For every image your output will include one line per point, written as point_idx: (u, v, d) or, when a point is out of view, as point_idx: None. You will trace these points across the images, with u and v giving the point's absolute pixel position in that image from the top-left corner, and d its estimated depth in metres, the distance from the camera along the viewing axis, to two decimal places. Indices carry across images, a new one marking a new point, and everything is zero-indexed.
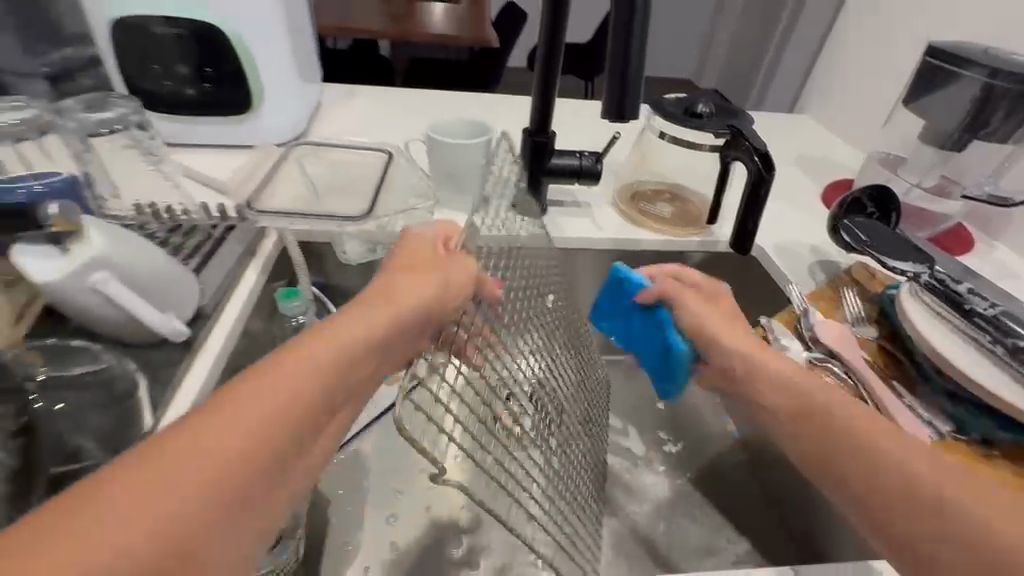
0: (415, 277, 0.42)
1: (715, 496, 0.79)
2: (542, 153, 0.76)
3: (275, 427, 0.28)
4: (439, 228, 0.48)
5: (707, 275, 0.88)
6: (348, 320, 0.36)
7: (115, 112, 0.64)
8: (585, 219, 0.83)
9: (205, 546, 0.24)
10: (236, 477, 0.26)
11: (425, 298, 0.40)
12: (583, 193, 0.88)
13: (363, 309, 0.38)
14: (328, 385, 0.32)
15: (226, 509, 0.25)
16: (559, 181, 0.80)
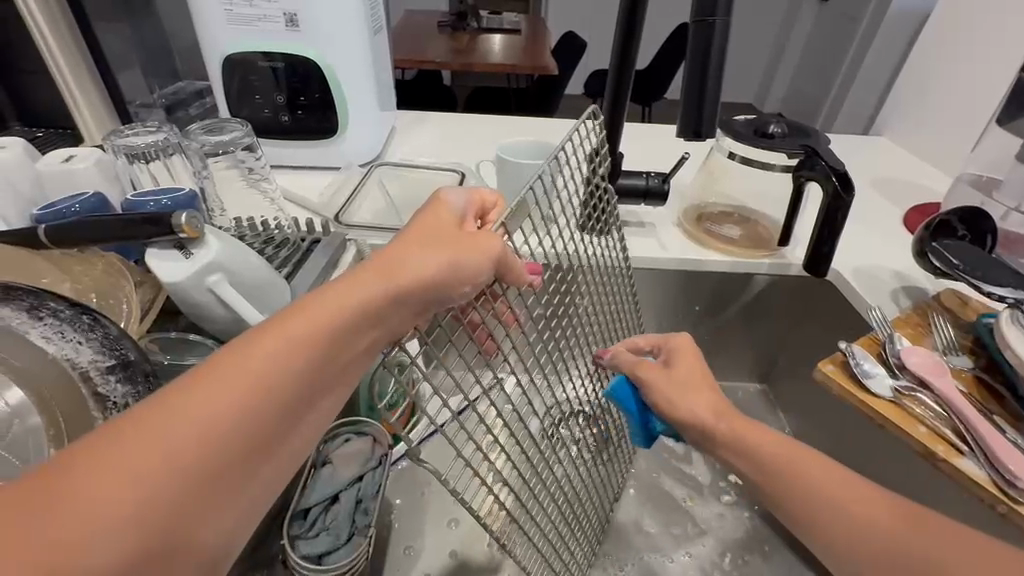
0: (430, 249, 0.39)
1: (787, 533, 0.76)
2: (608, 174, 0.78)
3: (258, 410, 0.30)
4: (470, 196, 0.46)
5: (779, 304, 0.87)
6: (351, 296, 0.35)
7: (229, 136, 0.71)
8: (650, 239, 0.83)
9: (191, 512, 0.27)
10: (220, 445, 0.28)
11: (435, 278, 0.38)
12: (647, 213, 0.88)
13: (371, 282, 0.36)
14: (316, 357, 0.33)
15: (213, 488, 0.28)
16: (625, 201, 0.81)
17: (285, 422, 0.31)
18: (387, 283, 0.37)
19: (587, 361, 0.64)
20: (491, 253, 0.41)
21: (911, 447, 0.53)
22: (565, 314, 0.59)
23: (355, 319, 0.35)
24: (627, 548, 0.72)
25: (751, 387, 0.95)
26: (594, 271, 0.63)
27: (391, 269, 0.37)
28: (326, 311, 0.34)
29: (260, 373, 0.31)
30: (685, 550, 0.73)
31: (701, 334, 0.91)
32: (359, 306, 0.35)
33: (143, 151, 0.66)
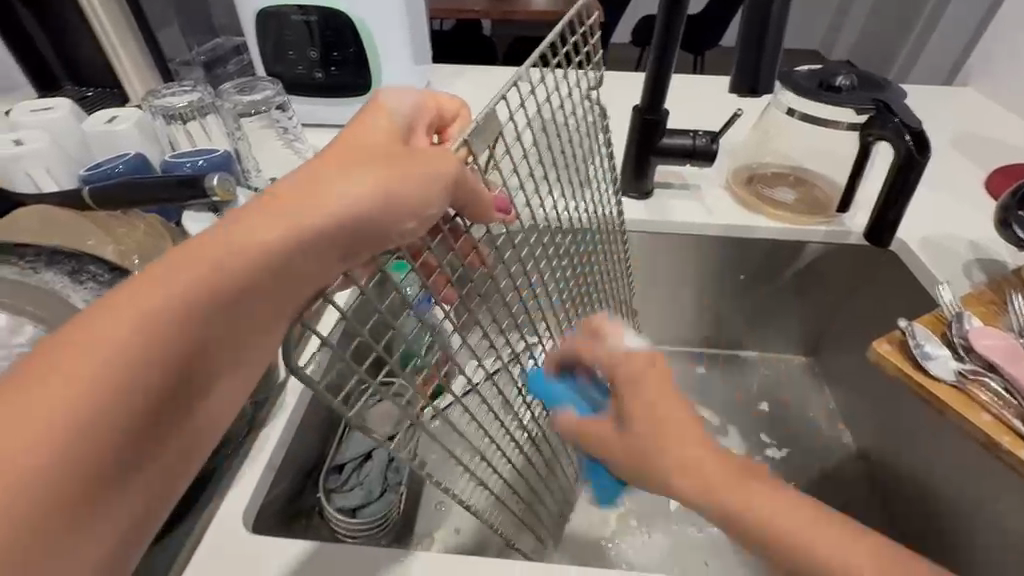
0: (357, 176, 0.33)
1: None
2: (651, 132, 0.73)
3: (150, 367, 0.27)
4: (410, 100, 0.40)
5: (830, 274, 0.81)
6: (267, 232, 0.31)
7: (262, 95, 0.70)
8: (695, 202, 0.78)
9: (82, 490, 0.25)
10: (111, 414, 0.26)
11: (362, 217, 0.33)
12: (693, 174, 0.83)
13: (287, 215, 0.32)
14: (211, 305, 0.29)
15: (128, 443, 0.26)
16: (669, 162, 0.76)
17: (190, 380, 0.29)
18: (305, 220, 0.32)
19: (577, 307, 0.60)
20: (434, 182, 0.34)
21: (971, 436, 0.49)
22: (546, 260, 0.53)
23: (273, 260, 0.31)
24: (656, 516, 0.73)
25: (796, 359, 0.91)
26: (576, 211, 0.58)
27: (310, 199, 0.32)
28: (240, 249, 0.30)
29: (150, 324, 0.27)
30: (715, 522, 0.73)
31: (743, 302, 0.87)
32: (279, 244, 0.31)
33: (180, 112, 0.67)
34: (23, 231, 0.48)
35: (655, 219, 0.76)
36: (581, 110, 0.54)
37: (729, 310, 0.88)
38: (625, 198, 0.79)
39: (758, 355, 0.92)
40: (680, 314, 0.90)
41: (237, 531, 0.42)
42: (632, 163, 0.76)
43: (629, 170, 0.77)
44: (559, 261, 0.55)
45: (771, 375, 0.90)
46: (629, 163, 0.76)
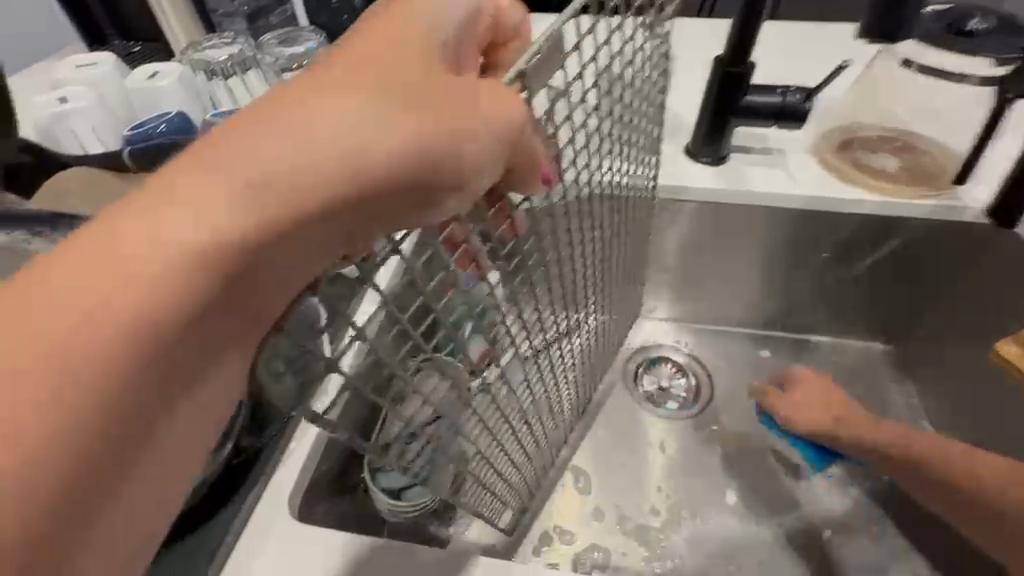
0: (391, 104, 0.24)
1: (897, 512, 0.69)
2: (734, 88, 0.64)
3: (146, 358, 0.21)
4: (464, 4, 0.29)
5: (930, 257, 0.71)
6: (264, 171, 0.22)
7: (303, 47, 0.65)
8: (778, 171, 0.70)
9: (81, 501, 0.21)
10: (102, 419, 0.21)
11: (392, 171, 0.23)
12: (775, 137, 0.73)
13: (292, 147, 0.22)
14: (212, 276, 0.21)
15: (111, 440, 0.21)
16: (751, 123, 0.67)
17: (197, 368, 0.23)
18: (314, 161, 0.22)
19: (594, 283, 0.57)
20: (495, 131, 0.26)
21: None
22: (583, 237, 0.50)
23: (272, 216, 0.22)
24: (712, 509, 0.70)
25: (876, 347, 0.83)
26: (619, 186, 0.53)
27: (322, 129, 0.22)
28: (233, 190, 0.21)
29: (138, 298, 0.20)
30: (778, 521, 0.69)
31: (821, 283, 0.79)
32: (284, 194, 0.22)
33: (221, 68, 0.64)
34: (71, 195, 0.49)
35: (731, 189, 0.68)
36: (643, 71, 0.49)
37: (803, 292, 0.80)
38: (696, 164, 0.70)
39: (831, 341, 0.85)
40: (747, 294, 0.82)
41: (282, 518, 0.41)
42: (708, 124, 0.67)
43: (703, 132, 0.68)
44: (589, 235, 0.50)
45: (844, 363, 0.83)
46: (704, 124, 0.67)
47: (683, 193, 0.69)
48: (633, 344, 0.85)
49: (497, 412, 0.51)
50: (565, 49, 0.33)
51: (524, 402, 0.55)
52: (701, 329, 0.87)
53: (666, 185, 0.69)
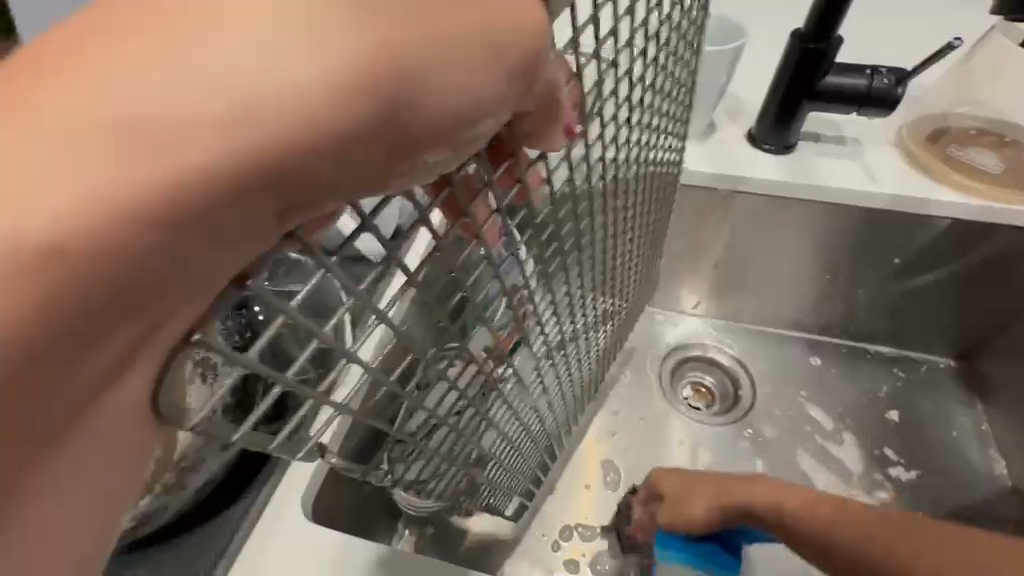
0: None
1: None
2: (812, 67, 0.56)
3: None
4: None
5: (1015, 273, 0.65)
6: (137, 117, 0.11)
7: None
8: (853, 164, 0.62)
9: None
10: None
11: (408, 51, 0.13)
12: (852, 125, 0.65)
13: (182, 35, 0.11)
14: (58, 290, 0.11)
15: None
16: (829, 108, 0.59)
17: (60, 437, 0.13)
18: (193, 103, 0.11)
19: (615, 271, 0.52)
20: (494, 42, 0.14)
21: None
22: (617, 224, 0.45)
23: (115, 191, 0.11)
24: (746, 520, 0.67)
25: (941, 363, 0.77)
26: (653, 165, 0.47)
27: (208, 25, 0.11)
28: (67, 153, 0.11)
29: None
30: None
31: (888, 290, 0.72)
32: (192, 151, 0.11)
33: None
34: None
35: (799, 181, 0.61)
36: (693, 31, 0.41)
37: (864, 300, 0.74)
38: (760, 151, 0.63)
39: (891, 352, 0.78)
40: (802, 299, 0.76)
41: (295, 530, 0.39)
42: (778, 107, 0.60)
43: (771, 116, 0.61)
44: (620, 217, 0.44)
45: (902, 378, 0.78)
46: (773, 108, 0.60)
47: (725, 177, 0.62)
48: (671, 340, 0.80)
49: (515, 411, 0.46)
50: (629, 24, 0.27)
51: (538, 398, 0.50)
52: (745, 330, 0.81)
53: (726, 173, 0.62)
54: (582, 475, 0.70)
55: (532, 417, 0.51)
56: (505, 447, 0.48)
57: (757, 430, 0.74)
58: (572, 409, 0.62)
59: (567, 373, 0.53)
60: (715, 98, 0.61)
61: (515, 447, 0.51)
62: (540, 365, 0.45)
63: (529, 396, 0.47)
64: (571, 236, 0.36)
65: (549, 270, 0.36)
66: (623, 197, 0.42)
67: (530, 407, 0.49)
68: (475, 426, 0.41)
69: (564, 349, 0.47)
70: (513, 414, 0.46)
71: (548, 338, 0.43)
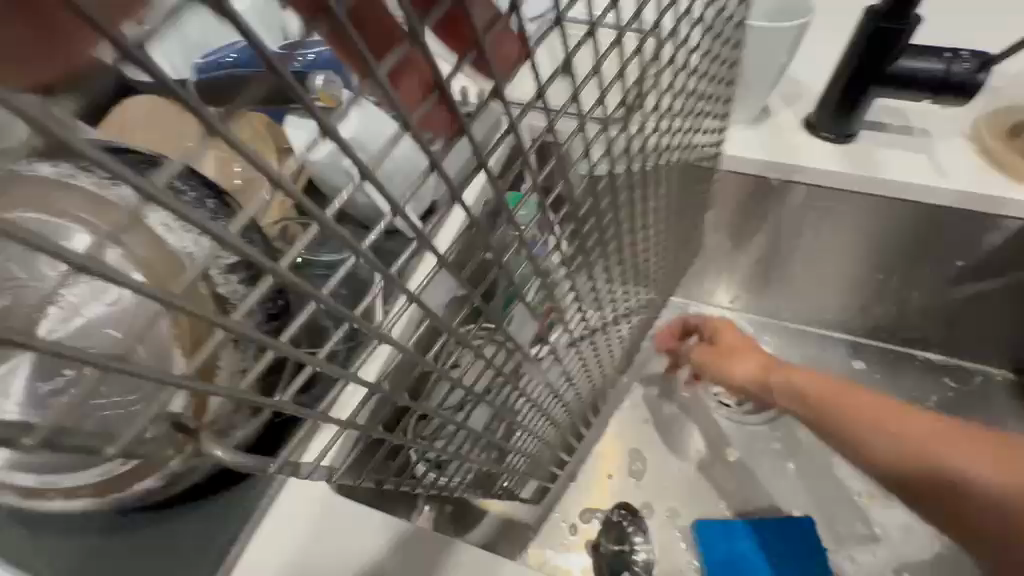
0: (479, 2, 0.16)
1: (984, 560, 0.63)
2: (883, 48, 0.52)
3: None
4: None
5: None
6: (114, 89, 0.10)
7: None
8: (919, 156, 0.58)
9: None
10: None
11: None
12: (921, 115, 0.60)
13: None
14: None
15: None
16: (897, 94, 0.55)
17: None
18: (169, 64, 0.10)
19: (641, 266, 0.51)
20: None
21: None
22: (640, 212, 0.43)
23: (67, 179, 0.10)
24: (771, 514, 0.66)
25: (996, 375, 0.73)
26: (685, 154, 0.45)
27: None
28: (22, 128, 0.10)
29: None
30: (848, 553, 0.64)
31: (945, 295, 0.68)
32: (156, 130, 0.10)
33: None
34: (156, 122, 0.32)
35: (856, 173, 0.57)
36: (733, 12, 0.40)
37: (917, 303, 0.69)
38: (816, 139, 0.59)
39: (942, 359, 0.74)
40: (850, 297, 0.72)
41: None
42: (841, 92, 0.56)
43: (831, 102, 0.57)
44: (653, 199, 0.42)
45: (951, 388, 0.73)
46: (835, 93, 0.56)
47: (776, 165, 0.58)
48: None
49: (532, 402, 0.45)
50: None
51: (556, 389, 0.49)
52: (784, 327, 0.77)
53: (779, 162, 0.59)
54: (603, 464, 0.69)
55: (552, 403, 0.50)
56: (523, 433, 0.47)
57: (790, 430, 0.71)
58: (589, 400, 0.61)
59: (588, 362, 0.51)
60: (773, 80, 0.57)
61: (532, 435, 0.50)
62: (561, 352, 0.43)
63: (547, 384, 0.45)
64: (605, 215, 0.35)
65: (577, 251, 0.34)
66: (657, 177, 0.40)
67: (550, 395, 0.48)
68: (492, 413, 0.40)
69: (586, 336, 0.46)
70: (529, 401, 0.44)
71: (572, 324, 0.41)
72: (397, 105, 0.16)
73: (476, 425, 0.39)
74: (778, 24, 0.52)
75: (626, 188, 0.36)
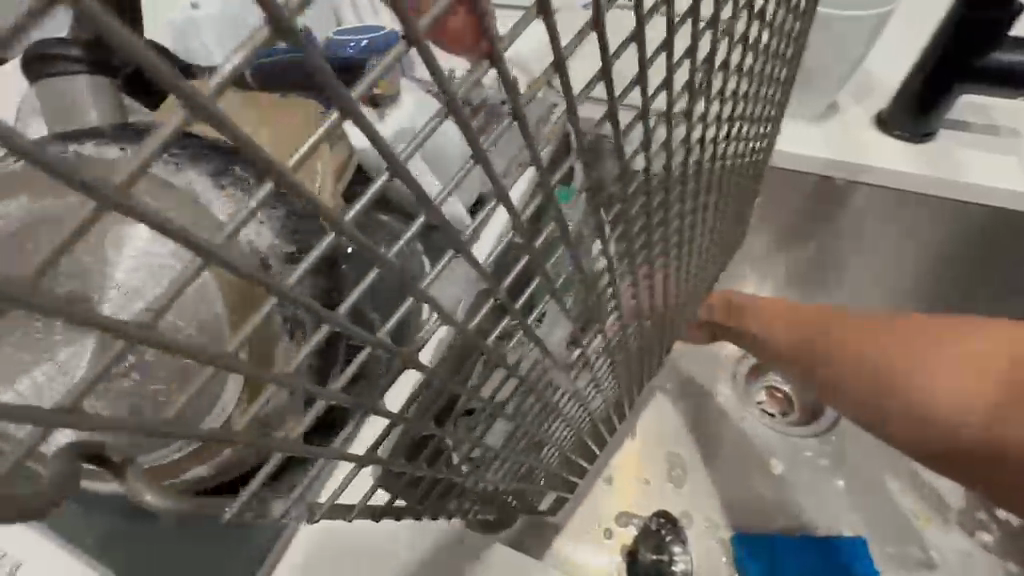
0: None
1: None
2: (977, 39, 0.47)
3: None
4: None
5: None
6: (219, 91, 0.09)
7: None
8: (1004, 158, 0.53)
9: None
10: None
11: None
12: (1005, 113, 0.56)
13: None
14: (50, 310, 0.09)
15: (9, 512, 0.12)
16: (985, 91, 0.50)
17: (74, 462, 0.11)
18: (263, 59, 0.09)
19: (685, 270, 0.48)
20: None
21: None
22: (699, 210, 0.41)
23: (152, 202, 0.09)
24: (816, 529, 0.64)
25: None
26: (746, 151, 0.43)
27: None
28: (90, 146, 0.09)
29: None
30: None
31: (1018, 308, 0.63)
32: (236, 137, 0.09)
33: None
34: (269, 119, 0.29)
35: (931, 174, 0.53)
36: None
37: (983, 317, 0.65)
38: (888, 138, 0.55)
39: None
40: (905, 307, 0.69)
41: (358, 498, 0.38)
42: (921, 88, 0.51)
43: (909, 98, 0.53)
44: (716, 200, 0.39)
45: None
46: (915, 89, 0.52)
47: (843, 165, 0.55)
48: None
49: (570, 406, 0.43)
50: None
51: (595, 393, 0.47)
52: None
53: (848, 161, 0.55)
54: (638, 470, 0.67)
55: (589, 408, 0.48)
56: (557, 434, 0.46)
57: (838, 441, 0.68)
58: (625, 402, 0.59)
59: (627, 366, 0.49)
60: (846, 74, 0.53)
61: (568, 433, 0.48)
62: (603, 359, 0.41)
63: (587, 389, 0.44)
64: (670, 216, 0.33)
65: (637, 259, 0.33)
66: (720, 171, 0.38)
67: (588, 397, 0.46)
68: (529, 420, 0.38)
69: (629, 341, 0.44)
70: (567, 409, 0.42)
71: (622, 327, 0.40)
72: (493, 104, 0.14)
73: (511, 438, 0.37)
74: (857, 14, 0.49)
75: (692, 185, 0.33)
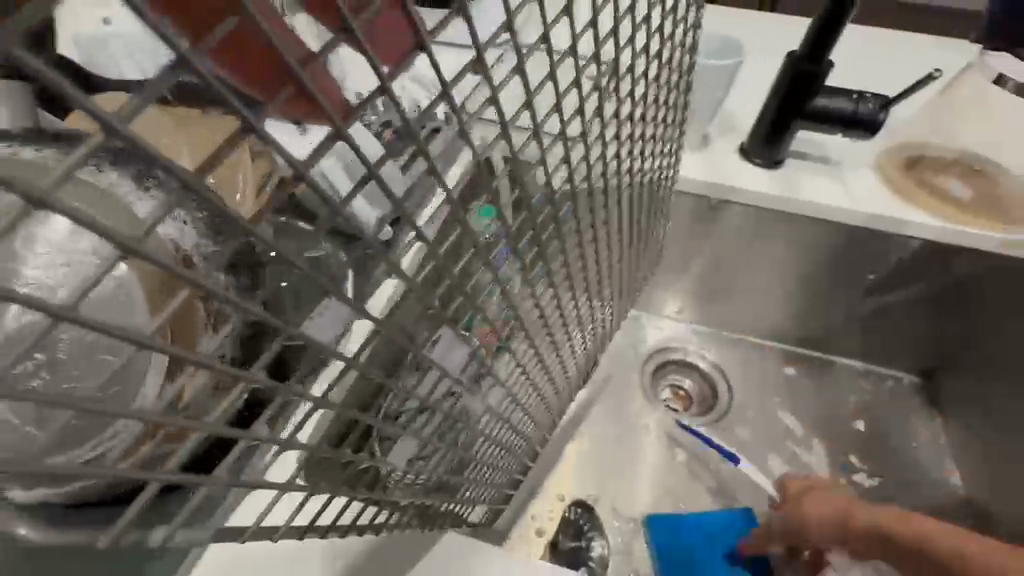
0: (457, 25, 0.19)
1: None
2: (803, 88, 0.60)
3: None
4: None
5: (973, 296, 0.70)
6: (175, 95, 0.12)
7: None
8: (834, 182, 0.66)
9: None
10: None
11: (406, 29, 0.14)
12: (835, 147, 0.69)
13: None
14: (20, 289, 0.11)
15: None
16: (814, 128, 0.63)
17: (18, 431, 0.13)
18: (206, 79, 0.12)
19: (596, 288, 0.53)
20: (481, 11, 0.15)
21: None
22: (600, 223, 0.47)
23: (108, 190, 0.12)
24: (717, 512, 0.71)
25: (905, 378, 0.81)
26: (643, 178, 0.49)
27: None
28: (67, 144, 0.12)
29: None
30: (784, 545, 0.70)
31: (861, 308, 0.76)
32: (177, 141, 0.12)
33: None
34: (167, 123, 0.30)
35: (781, 195, 0.65)
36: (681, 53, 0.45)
37: (837, 316, 0.78)
38: (749, 165, 0.67)
39: (859, 366, 0.82)
40: (779, 311, 0.80)
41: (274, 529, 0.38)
42: (769, 125, 0.63)
43: (761, 133, 0.64)
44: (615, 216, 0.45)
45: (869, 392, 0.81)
46: (764, 124, 0.63)
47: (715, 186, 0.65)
48: (652, 344, 0.84)
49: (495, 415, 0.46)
50: (635, 21, 0.29)
51: (520, 399, 0.50)
52: (723, 339, 0.84)
53: (718, 183, 0.65)
54: (558, 486, 0.71)
55: (515, 421, 0.51)
56: (487, 450, 0.48)
57: (731, 432, 0.77)
58: (549, 413, 0.63)
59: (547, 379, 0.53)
60: (711, 111, 0.64)
61: (497, 449, 0.50)
62: (525, 369, 0.45)
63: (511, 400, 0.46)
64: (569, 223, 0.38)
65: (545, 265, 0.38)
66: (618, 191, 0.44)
67: (514, 408, 0.49)
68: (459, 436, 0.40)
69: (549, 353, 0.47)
70: (495, 421, 0.45)
71: (541, 338, 0.43)
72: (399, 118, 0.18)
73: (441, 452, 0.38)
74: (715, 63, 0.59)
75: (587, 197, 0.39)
